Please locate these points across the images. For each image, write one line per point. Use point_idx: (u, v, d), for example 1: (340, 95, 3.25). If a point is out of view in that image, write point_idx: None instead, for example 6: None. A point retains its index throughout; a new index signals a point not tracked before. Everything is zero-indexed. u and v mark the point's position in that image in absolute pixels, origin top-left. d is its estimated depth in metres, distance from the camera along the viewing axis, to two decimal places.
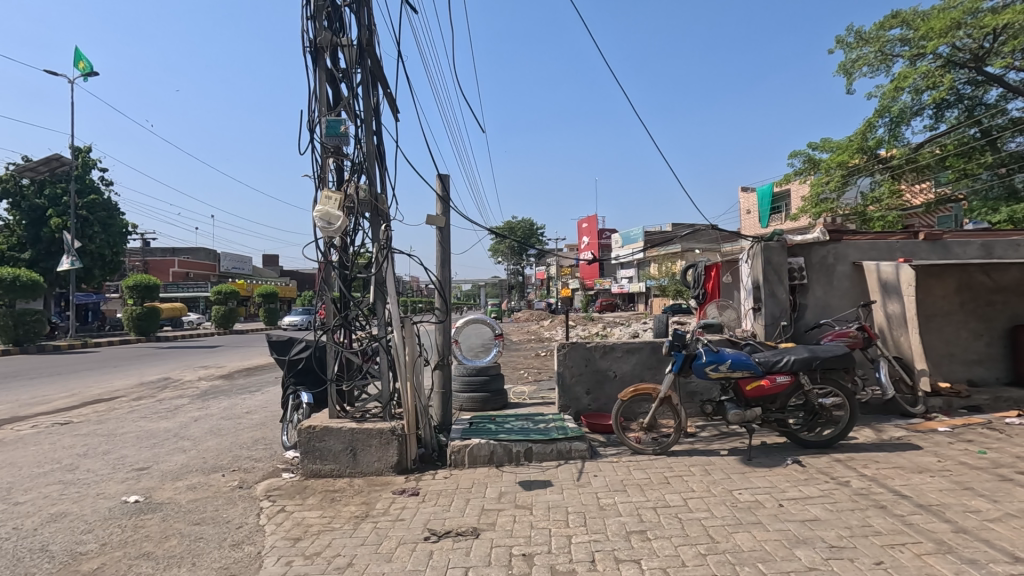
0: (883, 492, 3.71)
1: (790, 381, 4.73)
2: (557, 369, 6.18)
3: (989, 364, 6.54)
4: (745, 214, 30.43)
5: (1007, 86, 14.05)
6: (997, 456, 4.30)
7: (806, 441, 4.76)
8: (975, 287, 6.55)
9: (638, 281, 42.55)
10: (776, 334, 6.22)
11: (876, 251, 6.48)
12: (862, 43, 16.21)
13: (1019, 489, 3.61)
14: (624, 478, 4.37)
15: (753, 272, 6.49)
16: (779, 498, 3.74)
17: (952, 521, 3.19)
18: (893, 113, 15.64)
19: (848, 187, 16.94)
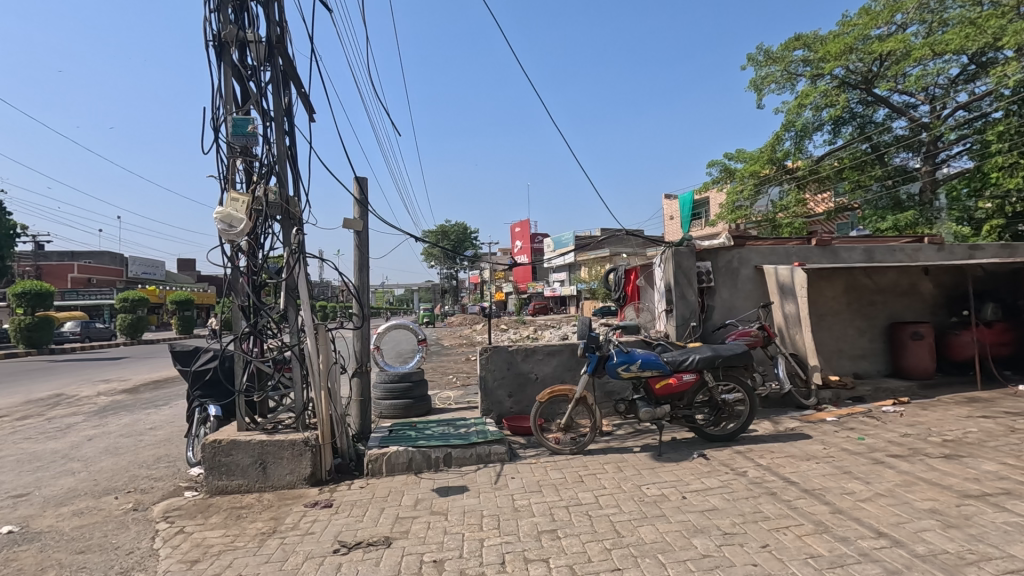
0: (774, 480, 3.99)
1: (695, 379, 4.99)
2: (480, 373, 6.19)
3: (873, 358, 7.21)
4: (669, 220, 31.78)
5: (892, 107, 15.55)
6: (873, 442, 4.74)
7: (711, 436, 5.04)
8: (859, 288, 7.21)
9: (569, 285, 43.43)
10: (686, 335, 6.55)
11: (775, 256, 6.99)
12: (770, 62, 17.42)
13: (888, 470, 4.00)
14: (540, 479, 4.45)
15: (665, 275, 6.80)
16: (683, 490, 3.93)
17: (831, 503, 3.49)
18: (797, 128, 16.93)
19: (759, 196, 18.08)
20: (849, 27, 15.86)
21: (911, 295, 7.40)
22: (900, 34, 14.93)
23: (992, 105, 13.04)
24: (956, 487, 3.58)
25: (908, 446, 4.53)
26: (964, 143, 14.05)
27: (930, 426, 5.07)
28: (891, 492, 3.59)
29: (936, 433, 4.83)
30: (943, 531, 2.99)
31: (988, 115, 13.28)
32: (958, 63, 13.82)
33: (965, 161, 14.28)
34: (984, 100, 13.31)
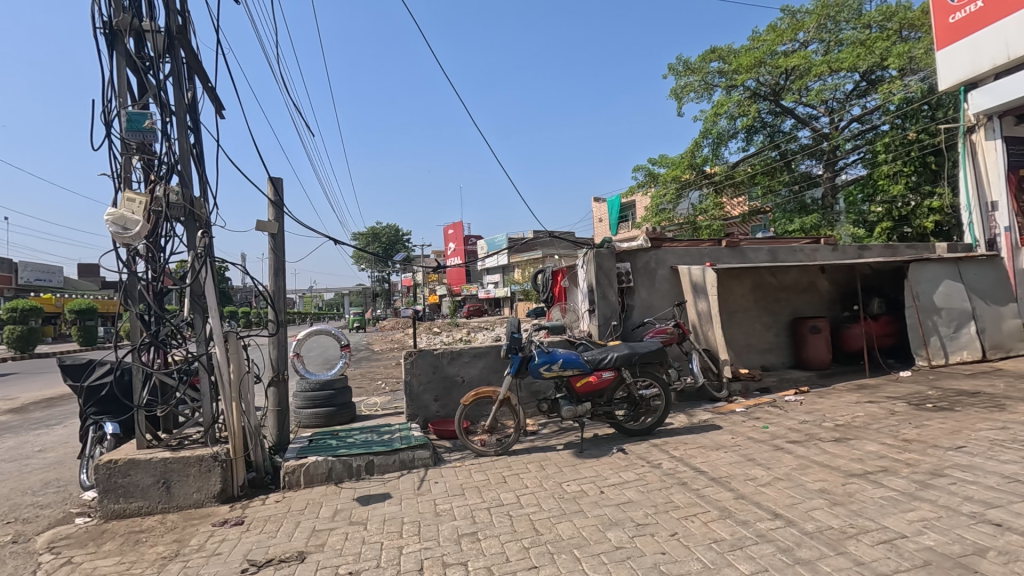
0: (685, 470, 4.20)
1: (613, 376, 5.16)
2: (404, 378, 6.10)
3: (778, 351, 7.75)
4: (598, 222, 32.67)
5: (797, 118, 16.76)
6: (775, 429, 5.09)
7: (630, 431, 5.22)
8: (765, 286, 7.73)
9: (503, 286, 43.59)
10: (608, 333, 6.76)
11: (689, 256, 7.38)
12: (688, 72, 18.29)
13: (787, 456, 4.31)
14: (464, 482, 4.43)
15: (587, 276, 7.00)
16: (601, 485, 4.04)
17: (735, 489, 3.71)
18: (714, 135, 17.91)
19: (681, 200, 18.95)
20: (758, 42, 16.93)
21: (810, 292, 8.01)
22: (802, 50, 16.13)
23: (881, 119, 14.33)
24: (843, 468, 3.91)
25: (805, 432, 4.91)
26: (858, 152, 15.35)
27: (824, 413, 5.51)
28: (788, 476, 3.87)
29: (829, 419, 5.26)
30: (830, 508, 3.25)
31: (877, 128, 14.60)
32: (852, 80, 15.09)
33: (860, 169, 15.59)
34: (873, 114, 14.62)
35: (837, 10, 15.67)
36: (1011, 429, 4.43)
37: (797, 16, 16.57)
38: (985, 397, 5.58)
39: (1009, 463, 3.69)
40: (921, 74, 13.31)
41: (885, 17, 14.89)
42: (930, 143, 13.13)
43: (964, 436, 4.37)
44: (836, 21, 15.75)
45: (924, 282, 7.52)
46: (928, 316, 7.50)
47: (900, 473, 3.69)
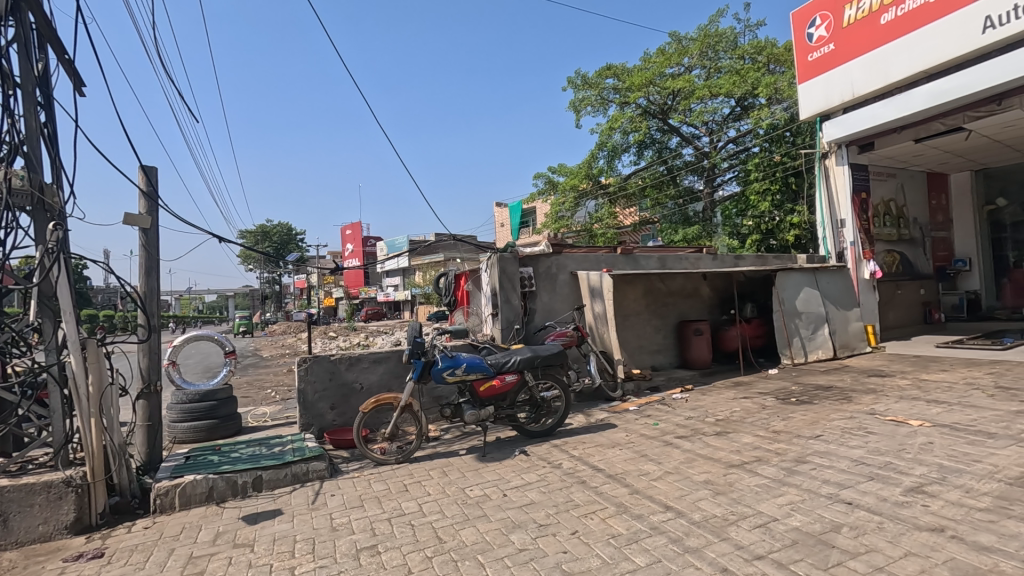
0: (584, 469, 4.34)
1: (516, 379, 5.21)
2: (298, 386, 5.72)
3: (666, 352, 8.30)
4: (500, 227, 33.05)
5: (682, 136, 18.10)
6: (665, 426, 5.43)
7: (531, 432, 5.31)
8: (655, 291, 8.25)
9: (404, 290, 42.69)
10: (511, 337, 6.87)
11: (588, 262, 7.70)
12: (586, 86, 19.09)
13: (675, 450, 4.61)
14: (362, 493, 4.24)
15: (491, 280, 7.06)
16: (503, 488, 4.06)
17: (630, 485, 3.89)
18: (608, 148, 18.84)
19: (578, 208, 19.73)
20: (648, 63, 18.08)
21: (694, 297, 8.67)
22: (687, 74, 17.47)
23: (752, 142, 15.87)
24: (723, 459, 4.26)
25: (690, 427, 5.28)
26: (733, 171, 16.89)
27: (706, 409, 5.97)
28: (676, 469, 4.13)
29: (711, 415, 5.71)
30: (713, 498, 3.51)
31: (749, 150, 16.15)
32: (728, 105, 16.57)
33: (735, 186, 17.16)
34: (745, 137, 16.16)
35: (716, 41, 17.20)
36: (857, 418, 5.08)
37: (683, 42, 17.94)
38: (836, 391, 6.36)
39: (857, 448, 4.22)
40: (784, 104, 14.93)
41: (756, 50, 16.52)
42: (792, 166, 14.80)
43: (821, 426, 4.94)
44: (716, 51, 17.27)
45: (788, 289, 8.44)
46: (791, 319, 8.41)
47: (771, 462, 4.09)
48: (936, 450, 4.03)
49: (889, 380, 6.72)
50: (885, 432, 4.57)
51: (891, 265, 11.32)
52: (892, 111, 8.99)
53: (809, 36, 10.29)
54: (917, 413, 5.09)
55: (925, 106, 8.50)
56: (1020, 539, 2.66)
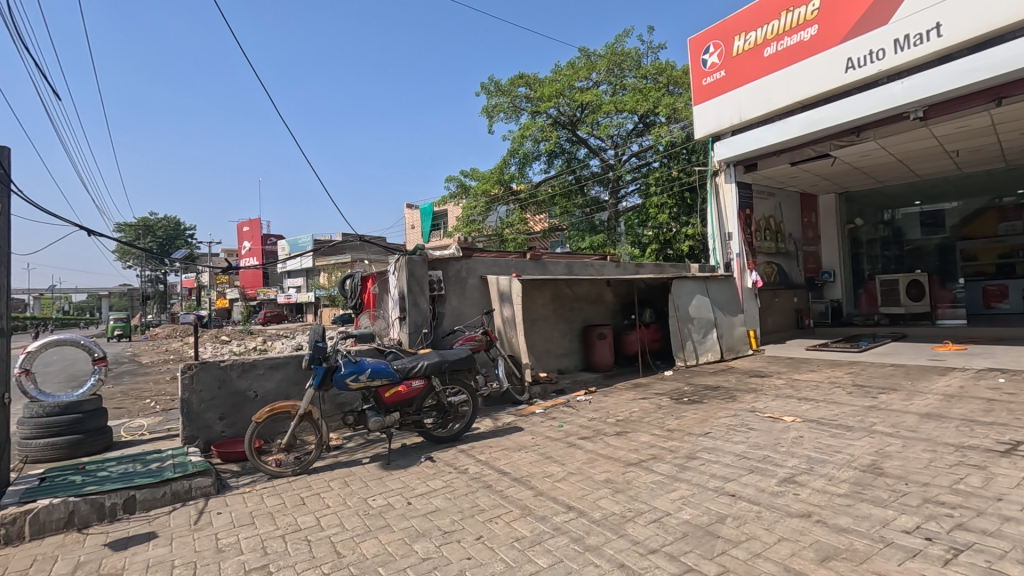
0: (490, 473, 4.35)
1: (423, 385, 5.11)
2: (182, 395, 5.22)
3: (571, 355, 8.56)
4: (410, 229, 32.42)
5: (590, 147, 18.80)
6: (569, 428, 5.58)
7: (438, 438, 5.23)
8: (562, 296, 8.49)
9: (306, 292, 40.64)
10: (418, 341, 6.77)
11: (497, 267, 7.75)
12: (499, 93, 19.29)
13: (578, 451, 4.75)
14: (253, 509, 3.95)
15: (399, 283, 6.92)
16: (408, 496, 3.96)
17: (534, 487, 3.95)
18: (520, 155, 19.15)
19: (489, 213, 19.88)
20: (559, 75, 18.60)
21: (598, 302, 9.02)
22: (594, 88, 18.22)
23: (653, 157, 16.83)
24: (622, 458, 4.45)
25: (593, 428, 5.47)
26: (635, 183, 17.78)
27: (608, 410, 6.22)
28: (579, 469, 4.25)
29: (612, 415, 5.95)
30: (613, 496, 3.65)
31: (649, 164, 17.07)
32: (632, 120, 17.44)
33: (637, 198, 18.10)
34: (647, 152, 17.09)
35: (622, 59, 18.12)
36: (740, 415, 5.52)
37: (592, 58, 18.69)
38: (723, 390, 6.88)
39: (740, 444, 4.58)
40: (681, 123, 15.95)
41: (657, 71, 17.49)
42: (687, 182, 15.86)
43: (709, 423, 5.32)
44: (621, 69, 18.18)
45: (683, 296, 9.04)
46: (685, 324, 9.00)
47: (665, 459, 4.32)
48: (805, 443, 4.48)
49: (768, 380, 7.39)
50: (763, 428, 5.02)
51: (770, 276, 12.49)
52: (773, 136, 9.93)
53: (704, 62, 11.11)
54: (790, 410, 5.64)
55: (800, 133, 9.46)
56: (871, 519, 3.02)
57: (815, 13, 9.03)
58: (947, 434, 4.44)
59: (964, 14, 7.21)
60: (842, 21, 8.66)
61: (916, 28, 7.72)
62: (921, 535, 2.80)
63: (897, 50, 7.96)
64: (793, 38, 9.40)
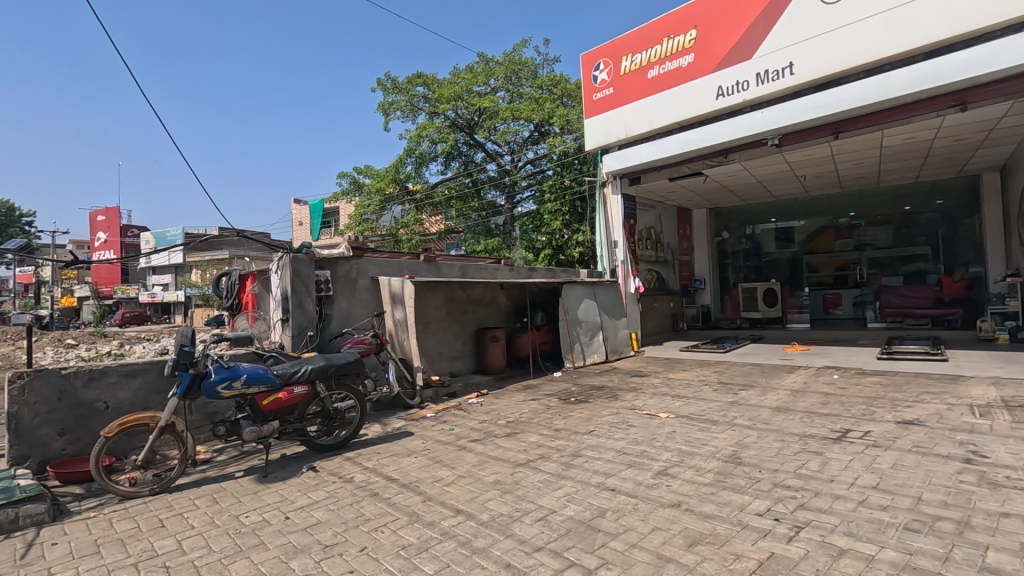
0: (377, 480, 4.21)
1: (306, 391, 4.83)
2: (9, 409, 4.47)
3: (464, 358, 8.56)
4: (298, 225, 30.56)
5: (486, 152, 19.00)
6: (460, 430, 5.56)
7: (322, 447, 4.97)
8: (456, 299, 8.48)
9: (175, 290, 36.79)
10: (303, 345, 6.40)
11: (390, 268, 7.54)
12: (396, 90, 18.92)
13: (468, 454, 4.75)
14: (99, 537, 3.47)
15: (282, 283, 6.51)
16: (286, 510, 3.71)
17: (423, 492, 3.88)
18: (416, 155, 18.86)
19: (384, 212, 19.41)
20: (457, 78, 18.57)
21: (492, 305, 9.12)
22: (492, 94, 18.46)
23: (547, 165, 17.39)
24: (512, 459, 4.52)
25: (483, 430, 5.51)
26: (530, 190, 18.24)
27: (499, 411, 6.30)
28: (468, 472, 4.25)
29: (502, 417, 6.03)
30: (501, 497, 3.69)
31: (544, 172, 17.58)
32: (527, 128, 17.88)
33: (531, 204, 18.58)
34: (541, 160, 17.62)
35: (519, 68, 18.56)
36: (621, 413, 5.86)
37: (490, 64, 18.94)
38: (607, 390, 7.25)
39: (621, 440, 4.85)
40: (574, 135, 16.63)
41: (552, 83, 18.10)
42: (578, 191, 16.57)
43: (593, 422, 5.59)
44: (518, 77, 18.62)
45: (572, 300, 9.42)
46: (573, 327, 9.37)
47: (551, 458, 4.46)
48: (677, 437, 4.85)
49: (646, 379, 7.90)
50: (641, 424, 5.36)
51: (651, 282, 13.43)
52: (654, 153, 10.66)
53: (594, 78, 11.68)
54: (665, 407, 6.09)
55: (677, 151, 10.26)
56: (730, 505, 3.33)
57: (692, 43, 9.88)
58: (793, 425, 5.04)
59: (810, 57, 8.30)
60: (714, 53, 9.56)
61: (773, 65, 8.74)
62: (770, 517, 3.13)
63: (758, 83, 8.96)
64: (673, 63, 10.20)
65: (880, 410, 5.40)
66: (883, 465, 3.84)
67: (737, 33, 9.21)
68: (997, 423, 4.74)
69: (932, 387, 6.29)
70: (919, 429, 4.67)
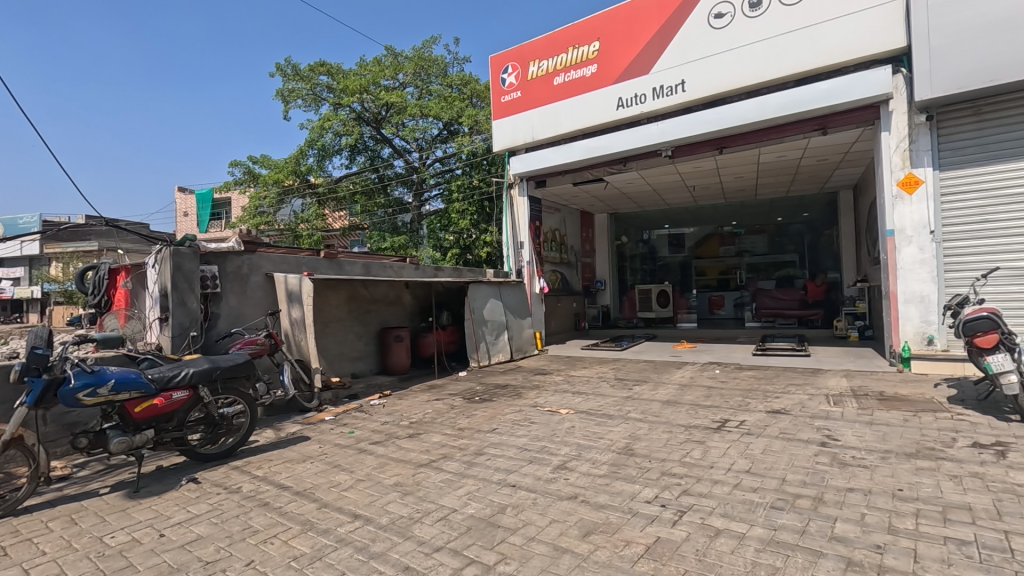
0: (268, 489, 3.96)
1: (188, 396, 4.43)
2: None
3: (366, 358, 8.29)
4: (182, 216, 27.95)
5: (394, 148, 18.55)
6: (360, 433, 5.39)
7: (205, 456, 4.60)
8: (358, 297, 8.20)
9: (28, 286, 32.16)
10: (184, 346, 5.88)
11: (287, 264, 7.11)
12: (296, 77, 17.97)
13: (368, 457, 4.61)
14: None
15: (162, 279, 5.96)
16: (161, 527, 3.39)
17: (319, 499, 3.71)
18: (318, 147, 18.01)
19: (282, 205, 18.29)
20: (364, 70, 17.97)
21: (396, 304, 8.93)
22: (400, 89, 18.07)
23: (456, 164, 17.31)
24: (413, 460, 4.45)
25: (385, 432, 5.37)
26: (438, 188, 18.04)
27: (401, 412, 6.17)
28: (368, 475, 4.13)
29: (405, 418, 5.92)
30: (402, 499, 3.62)
31: (452, 171, 17.48)
32: (436, 126, 17.68)
33: (439, 203, 18.40)
34: (450, 159, 17.53)
35: (428, 65, 18.33)
36: (524, 411, 5.98)
37: (398, 58, 18.54)
38: (511, 388, 7.36)
39: (523, 437, 4.95)
40: (483, 136, 16.71)
41: (462, 82, 18.06)
42: (486, 191, 16.64)
43: (497, 420, 5.65)
44: (427, 74, 18.39)
45: (478, 300, 9.45)
46: (479, 327, 9.40)
47: (454, 457, 4.45)
48: (576, 432, 5.04)
49: (549, 377, 8.12)
50: (542, 421, 5.50)
51: (555, 283, 13.81)
52: (558, 157, 10.93)
53: (502, 81, 11.81)
54: (565, 403, 6.30)
55: (580, 157, 10.62)
56: (622, 494, 3.51)
57: (595, 54, 10.31)
58: (680, 417, 5.43)
59: (700, 76, 8.97)
60: (616, 64, 10.01)
61: (668, 81, 9.34)
62: (658, 504, 3.34)
63: (654, 96, 9.53)
64: (577, 72, 10.57)
65: (754, 401, 5.96)
66: (755, 451, 4.24)
67: (636, 48, 9.74)
68: (847, 409, 5.42)
69: (796, 380, 7.05)
70: (785, 418, 5.21)
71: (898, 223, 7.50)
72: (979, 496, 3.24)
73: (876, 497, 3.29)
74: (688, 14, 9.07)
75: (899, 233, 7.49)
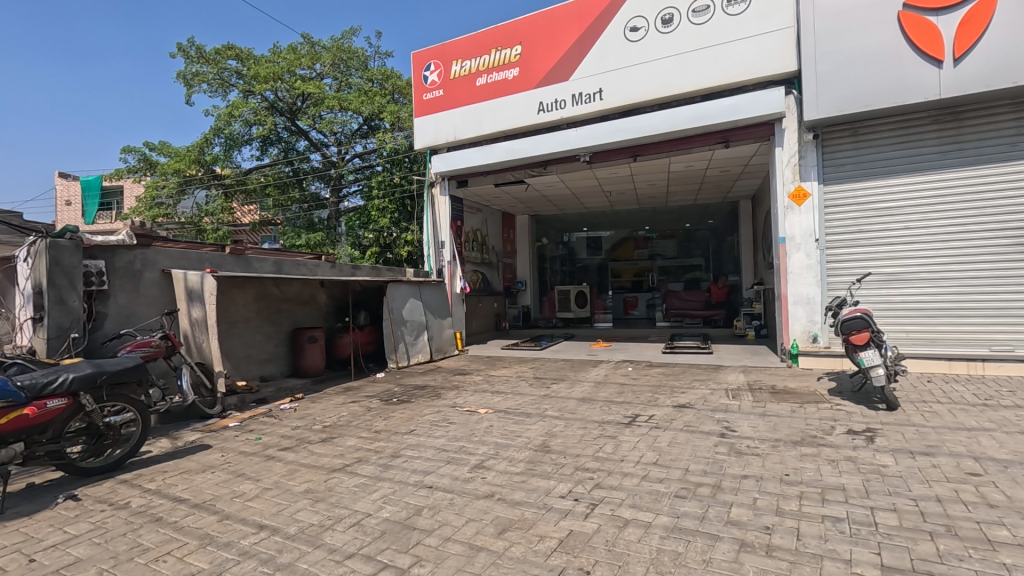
0: (161, 503, 3.66)
1: (66, 404, 4.00)
2: None
3: (277, 360, 7.87)
4: (64, 205, 25.16)
5: (310, 141, 17.79)
6: (268, 439, 5.11)
7: (87, 470, 4.17)
8: (268, 296, 7.77)
9: None
10: (63, 349, 5.28)
11: (186, 260, 6.60)
12: (201, 60, 16.75)
13: (277, 463, 4.38)
14: None
15: (37, 274, 5.34)
16: (31, 552, 3.03)
17: (220, 511, 3.48)
18: (225, 135, 16.88)
19: (183, 197, 16.97)
20: (278, 57, 17.06)
21: (310, 304, 8.56)
22: (317, 80, 17.35)
23: (376, 160, 16.85)
24: (326, 465, 4.29)
25: (295, 437, 5.13)
26: (357, 184, 17.49)
27: (313, 416, 5.92)
28: (276, 483, 3.92)
29: (318, 422, 5.69)
30: (312, 506, 3.48)
31: (372, 167, 17.01)
32: (355, 121, 17.13)
33: (358, 199, 17.83)
34: (370, 154, 17.06)
35: (348, 57, 17.76)
36: (443, 411, 5.94)
37: (315, 48, 17.80)
38: (430, 389, 7.28)
39: (441, 438, 4.92)
40: (405, 132, 16.42)
41: (383, 77, 17.64)
42: (407, 189, 16.32)
43: (415, 421, 5.57)
44: (347, 66, 17.80)
45: (397, 299, 9.26)
46: (398, 327, 9.22)
47: (369, 460, 4.34)
48: (494, 431, 5.08)
49: (468, 376, 8.12)
50: (461, 421, 5.49)
51: (476, 283, 13.82)
52: (480, 157, 10.95)
53: (424, 78, 11.67)
54: (484, 402, 6.33)
55: (501, 159, 10.68)
56: (538, 491, 3.57)
57: (517, 58, 10.43)
58: (594, 413, 5.62)
59: (616, 86, 9.34)
60: (537, 69, 10.19)
61: (587, 88, 9.64)
62: (571, 498, 3.44)
63: (574, 103, 9.79)
64: (499, 74, 10.66)
65: (662, 397, 6.30)
66: (662, 444, 4.48)
67: (557, 55, 9.96)
68: (744, 402, 5.86)
69: (700, 376, 7.52)
70: (690, 411, 5.54)
71: (789, 231, 8.20)
72: (851, 477, 3.62)
73: (766, 482, 3.59)
74: (606, 26, 9.41)
75: (790, 240, 8.19)
